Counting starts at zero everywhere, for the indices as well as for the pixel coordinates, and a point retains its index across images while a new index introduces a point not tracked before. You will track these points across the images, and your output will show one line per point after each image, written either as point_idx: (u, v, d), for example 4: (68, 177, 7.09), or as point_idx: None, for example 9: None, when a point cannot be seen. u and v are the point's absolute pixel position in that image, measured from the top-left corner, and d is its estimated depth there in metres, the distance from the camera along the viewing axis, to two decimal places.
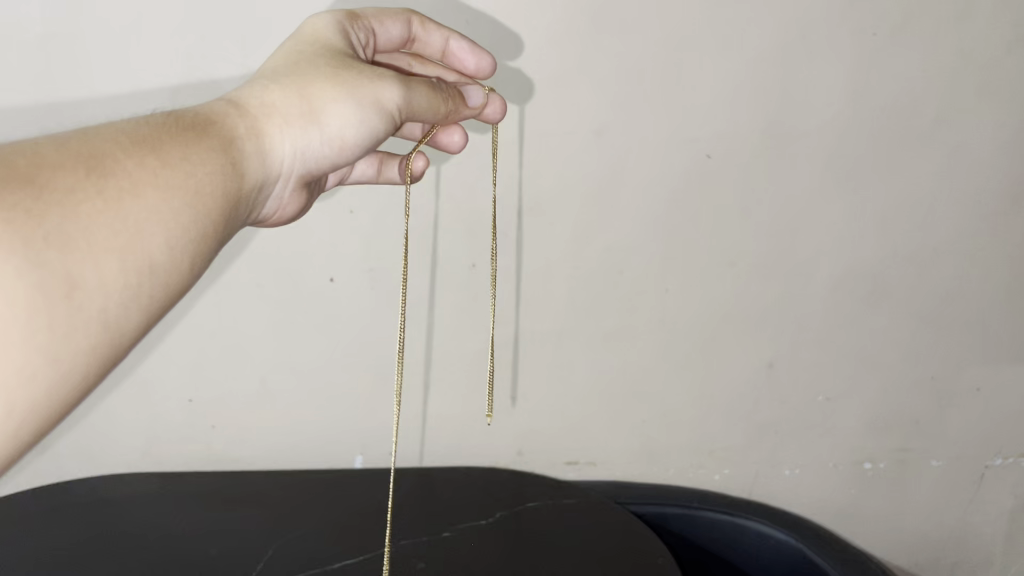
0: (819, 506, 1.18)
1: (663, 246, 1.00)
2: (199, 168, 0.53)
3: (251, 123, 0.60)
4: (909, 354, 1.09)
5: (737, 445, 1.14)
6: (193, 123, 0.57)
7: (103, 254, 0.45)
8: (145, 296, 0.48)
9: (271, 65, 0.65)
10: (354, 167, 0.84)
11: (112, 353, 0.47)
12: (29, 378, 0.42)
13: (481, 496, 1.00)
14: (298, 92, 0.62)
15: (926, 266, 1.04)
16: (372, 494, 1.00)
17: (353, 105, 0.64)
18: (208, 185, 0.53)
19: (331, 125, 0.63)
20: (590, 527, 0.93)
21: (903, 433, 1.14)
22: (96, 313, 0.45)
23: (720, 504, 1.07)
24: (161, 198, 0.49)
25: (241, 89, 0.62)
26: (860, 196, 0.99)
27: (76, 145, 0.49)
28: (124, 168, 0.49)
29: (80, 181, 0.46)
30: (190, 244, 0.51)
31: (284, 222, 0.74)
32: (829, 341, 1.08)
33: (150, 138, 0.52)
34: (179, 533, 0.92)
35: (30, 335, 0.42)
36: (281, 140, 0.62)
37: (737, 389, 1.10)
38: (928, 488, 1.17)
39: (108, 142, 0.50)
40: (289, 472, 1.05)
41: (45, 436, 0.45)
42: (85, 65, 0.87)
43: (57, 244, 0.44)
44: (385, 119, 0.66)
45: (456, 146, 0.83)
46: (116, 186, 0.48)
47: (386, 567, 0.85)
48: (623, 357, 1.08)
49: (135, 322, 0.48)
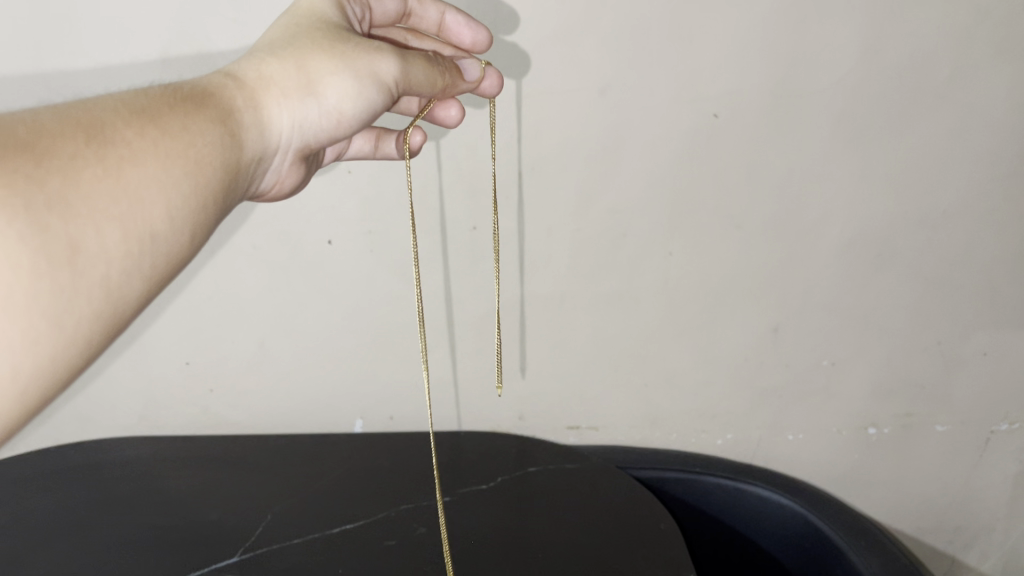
0: (821, 470, 1.18)
1: (668, 208, 0.98)
2: (197, 139, 0.53)
3: (247, 95, 0.60)
4: (917, 318, 1.07)
5: (739, 409, 1.14)
6: (191, 95, 0.56)
7: (104, 220, 0.45)
8: (145, 265, 0.47)
9: (269, 38, 0.64)
10: (351, 143, 0.82)
11: (114, 319, 0.46)
12: (32, 343, 0.41)
13: (482, 459, 0.99)
14: (296, 65, 0.62)
15: (936, 229, 1.01)
16: (372, 457, 0.99)
17: (350, 77, 0.62)
18: (206, 156, 0.53)
19: (328, 98, 0.62)
20: (591, 492, 0.92)
21: (907, 397, 1.12)
22: (99, 279, 0.44)
23: (722, 469, 1.03)
24: (161, 167, 0.49)
25: (239, 62, 0.62)
26: (870, 157, 0.96)
27: (75, 114, 0.48)
28: (124, 136, 0.48)
29: (81, 148, 0.45)
30: (189, 213, 0.50)
31: (283, 198, 0.73)
32: (834, 304, 1.06)
33: (148, 109, 0.52)
34: (178, 496, 0.91)
35: (34, 298, 0.41)
36: (279, 112, 0.61)
37: (741, 353, 1.09)
38: (932, 453, 1.16)
39: (107, 112, 0.49)
40: (288, 436, 1.04)
41: (48, 403, 0.44)
42: (76, 37, 0.84)
43: (60, 209, 0.43)
44: (384, 93, 0.64)
45: (453, 121, 0.80)
46: (116, 154, 0.47)
47: (386, 531, 0.85)
48: (625, 321, 1.06)
49: (136, 290, 0.47)
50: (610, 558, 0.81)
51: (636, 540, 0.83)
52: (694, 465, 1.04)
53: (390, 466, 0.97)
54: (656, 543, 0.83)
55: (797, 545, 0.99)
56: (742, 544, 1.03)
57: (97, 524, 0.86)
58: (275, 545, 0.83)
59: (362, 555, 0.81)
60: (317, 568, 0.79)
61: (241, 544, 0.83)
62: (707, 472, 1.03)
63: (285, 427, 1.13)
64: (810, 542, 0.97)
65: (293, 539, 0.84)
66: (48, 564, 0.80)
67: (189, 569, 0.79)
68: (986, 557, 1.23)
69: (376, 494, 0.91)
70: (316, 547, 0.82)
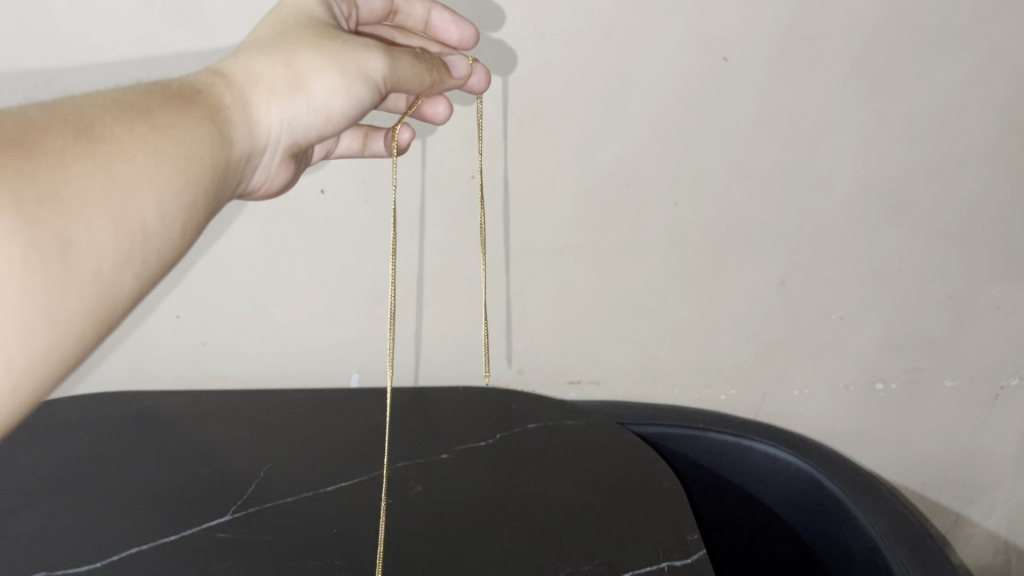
0: (828, 426, 1.15)
1: (674, 156, 0.94)
2: (189, 136, 0.51)
3: (236, 93, 0.58)
4: (928, 271, 1.04)
5: (744, 364, 1.11)
6: (180, 93, 0.54)
7: (96, 217, 0.43)
8: (137, 263, 0.45)
9: (255, 38, 0.63)
10: (339, 141, 0.81)
11: (106, 317, 0.44)
12: (24, 339, 0.39)
13: (480, 415, 0.97)
14: (283, 62, 0.60)
15: (951, 179, 0.97)
16: (368, 414, 0.97)
17: (338, 73, 0.61)
18: (198, 153, 0.51)
19: (317, 95, 0.61)
20: (592, 450, 0.90)
21: (916, 352, 1.10)
22: (91, 277, 0.42)
23: (727, 425, 1.02)
24: (153, 163, 0.47)
25: (225, 60, 0.60)
26: (885, 103, 0.92)
27: (63, 111, 0.46)
28: (114, 132, 0.46)
29: (70, 144, 0.43)
30: (182, 211, 0.48)
31: (272, 196, 0.72)
32: (844, 257, 1.03)
33: (138, 106, 0.50)
34: (170, 453, 0.88)
35: (26, 295, 0.39)
36: (267, 110, 0.60)
37: (746, 308, 1.06)
38: (940, 409, 1.13)
39: (95, 108, 0.47)
40: (281, 392, 1.01)
41: (39, 402, 0.42)
42: (62, 36, 0.85)
43: (51, 205, 0.41)
44: (372, 90, 0.64)
45: (441, 117, 0.81)
46: (107, 149, 0.45)
47: (382, 488, 0.83)
48: (628, 274, 1.03)
49: (129, 288, 0.45)
50: (612, 517, 0.79)
51: (638, 498, 0.81)
52: (698, 421, 1.02)
53: (387, 423, 0.95)
54: (659, 501, 0.81)
55: (802, 503, 0.96)
56: (746, 502, 1.01)
57: (86, 480, 0.84)
58: (269, 502, 0.81)
59: (358, 512, 0.79)
60: (311, 526, 0.77)
61: (234, 501, 0.81)
62: (711, 429, 1.01)
63: (279, 381, 1.10)
64: (816, 500, 0.95)
65: (287, 497, 0.81)
66: (35, 520, 0.78)
67: (180, 526, 0.77)
68: (992, 514, 1.22)
69: (373, 451, 0.89)
70: (310, 505, 0.80)
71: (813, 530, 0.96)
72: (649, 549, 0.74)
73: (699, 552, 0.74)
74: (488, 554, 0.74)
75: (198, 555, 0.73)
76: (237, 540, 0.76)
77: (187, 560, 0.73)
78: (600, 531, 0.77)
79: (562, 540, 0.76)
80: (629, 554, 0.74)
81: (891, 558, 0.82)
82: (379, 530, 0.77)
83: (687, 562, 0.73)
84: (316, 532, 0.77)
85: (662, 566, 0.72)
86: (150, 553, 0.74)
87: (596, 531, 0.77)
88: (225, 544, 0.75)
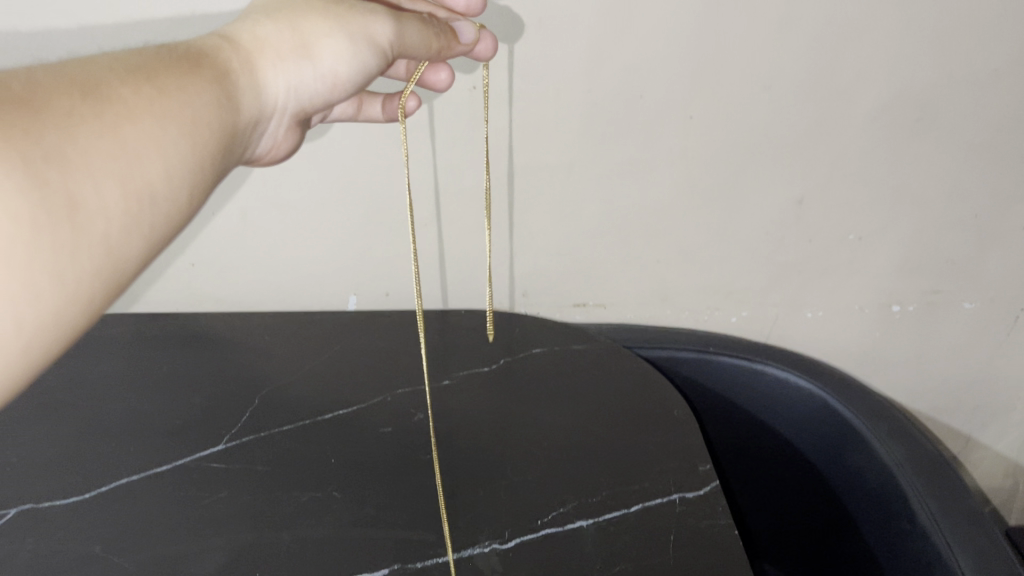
0: (840, 348, 1.12)
1: (688, 65, 0.87)
2: (196, 100, 0.48)
3: (243, 57, 0.56)
4: (955, 190, 0.98)
5: (756, 286, 1.07)
6: (186, 56, 0.52)
7: (104, 178, 0.40)
8: (143, 228, 0.43)
9: (260, 7, 0.61)
10: (334, 108, 0.76)
11: (114, 284, 0.41)
12: (32, 300, 0.36)
13: (483, 340, 0.93)
14: (290, 26, 0.59)
15: (987, 92, 0.90)
16: (367, 338, 0.93)
17: (345, 39, 0.59)
18: (205, 118, 0.48)
19: (324, 60, 0.59)
20: (600, 376, 0.87)
21: (936, 274, 1.05)
22: (99, 239, 0.39)
23: (738, 348, 0.97)
24: (160, 127, 0.44)
25: (231, 25, 0.59)
26: (920, 8, 0.84)
27: (68, 72, 0.43)
28: (121, 94, 0.43)
29: (77, 103, 0.40)
30: (188, 177, 0.46)
31: (278, 162, 0.70)
32: (865, 175, 0.97)
33: (143, 68, 0.47)
34: (161, 379, 0.85)
35: (35, 255, 0.36)
36: (274, 75, 0.58)
37: (761, 228, 1.01)
38: (958, 331, 1.10)
39: (100, 69, 0.44)
40: (276, 315, 0.98)
41: (45, 368, 0.39)
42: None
43: (59, 163, 0.38)
44: (378, 56, 0.61)
45: (444, 84, 0.77)
46: (114, 111, 0.42)
47: (381, 416, 0.80)
48: (638, 192, 0.98)
49: (136, 253, 0.42)
50: (621, 446, 0.76)
51: (648, 427, 0.79)
52: (709, 345, 0.98)
53: (386, 347, 0.91)
54: (670, 430, 0.78)
55: (814, 428, 0.94)
56: (757, 425, 0.99)
57: (73, 407, 0.81)
58: (264, 431, 0.78)
59: (357, 442, 0.76)
60: (308, 456, 0.74)
61: (227, 429, 0.78)
62: (722, 352, 0.97)
63: (275, 302, 1.06)
64: (829, 426, 0.92)
65: (283, 425, 0.78)
66: (21, 449, 0.75)
67: (172, 455, 0.74)
68: (1004, 434, 1.20)
69: (371, 377, 0.86)
70: (307, 433, 0.77)
71: (824, 455, 0.93)
72: (660, 479, 0.72)
73: (711, 484, 0.72)
74: (493, 486, 0.71)
75: (190, 486, 0.71)
76: (232, 470, 0.73)
77: (179, 491, 0.70)
78: (608, 461, 0.74)
79: (570, 471, 0.73)
80: (639, 486, 0.71)
81: (907, 486, 0.80)
82: (379, 460, 0.74)
83: (698, 494, 0.70)
84: (313, 462, 0.74)
85: (673, 498, 0.70)
86: (140, 483, 0.71)
87: (605, 460, 0.74)
88: (219, 474, 0.72)
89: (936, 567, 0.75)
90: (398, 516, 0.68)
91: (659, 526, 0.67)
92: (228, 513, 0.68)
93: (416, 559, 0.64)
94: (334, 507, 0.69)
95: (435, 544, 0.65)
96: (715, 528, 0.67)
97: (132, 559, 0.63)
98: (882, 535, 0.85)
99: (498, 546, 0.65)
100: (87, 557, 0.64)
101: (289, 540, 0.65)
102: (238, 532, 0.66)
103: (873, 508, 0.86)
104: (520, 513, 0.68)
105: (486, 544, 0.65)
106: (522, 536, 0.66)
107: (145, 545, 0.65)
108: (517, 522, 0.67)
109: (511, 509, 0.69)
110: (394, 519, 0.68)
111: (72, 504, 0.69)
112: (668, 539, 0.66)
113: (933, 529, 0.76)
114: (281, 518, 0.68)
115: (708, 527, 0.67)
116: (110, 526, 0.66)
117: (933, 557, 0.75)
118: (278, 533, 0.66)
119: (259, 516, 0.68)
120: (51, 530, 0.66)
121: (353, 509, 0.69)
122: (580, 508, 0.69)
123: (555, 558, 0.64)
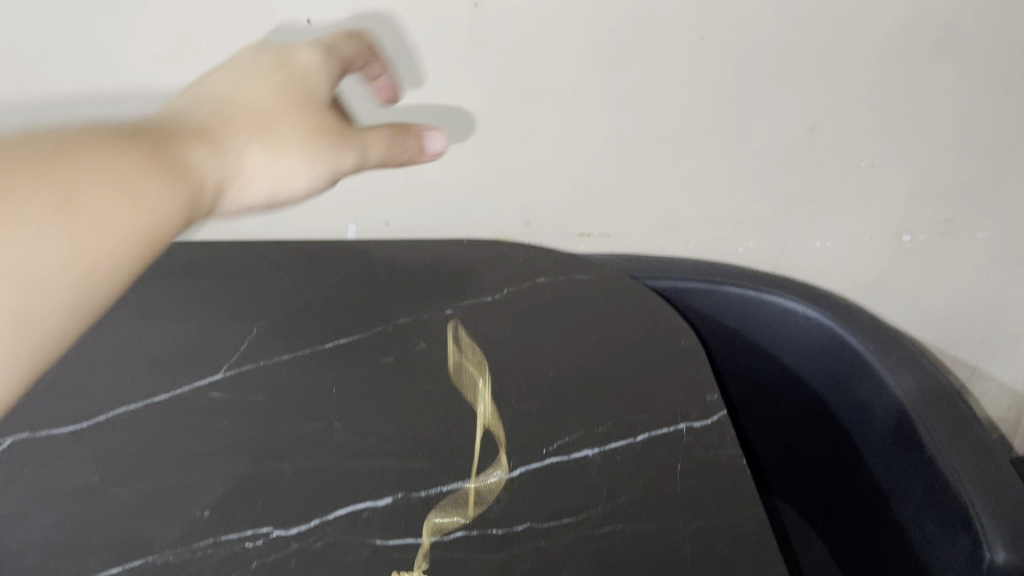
0: (849, 279, 1.10)
1: None
2: (163, 191, 0.48)
3: (216, 146, 0.56)
4: (974, 115, 0.95)
5: (766, 215, 1.04)
6: (159, 142, 0.52)
7: (29, 287, 0.39)
8: (75, 307, 0.42)
9: (241, 98, 0.61)
10: None
11: (34, 373, 0.41)
12: None
13: (486, 269, 0.91)
14: (271, 146, 0.59)
15: (1013, 11, 0.86)
16: (367, 267, 0.91)
17: (312, 169, 0.60)
18: (169, 202, 0.48)
19: (295, 184, 0.60)
20: (606, 306, 0.85)
21: (949, 203, 1.03)
22: (11, 329, 0.39)
23: (748, 279, 0.95)
24: (113, 209, 0.44)
25: (207, 109, 0.59)
26: None
27: (28, 151, 0.43)
28: (78, 180, 0.43)
29: (39, 215, 0.40)
30: (140, 254, 0.45)
31: None
32: (881, 100, 0.94)
33: (112, 156, 0.46)
34: (156, 308, 0.83)
35: None
36: (251, 166, 0.57)
37: (772, 155, 0.98)
38: (970, 261, 1.08)
39: (67, 153, 0.44)
40: (272, 244, 0.95)
41: None
42: None
43: None
44: (338, 178, 0.63)
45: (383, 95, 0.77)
46: (74, 205, 0.42)
47: (382, 346, 0.78)
48: (646, 118, 0.95)
49: (63, 344, 0.42)
50: (628, 376, 0.74)
51: (654, 357, 0.77)
52: (716, 276, 0.95)
53: (386, 277, 0.89)
54: (677, 360, 0.77)
55: (822, 359, 0.92)
56: (765, 356, 0.97)
57: None
58: (263, 360, 0.76)
59: (358, 371, 0.75)
60: (309, 386, 0.73)
61: (226, 358, 0.76)
62: (730, 284, 0.95)
63: (272, 231, 1.04)
64: (837, 356, 0.90)
65: (282, 355, 0.77)
66: None
67: (170, 384, 0.73)
68: (1011, 365, 1.19)
69: (372, 307, 0.84)
70: (307, 363, 0.76)
71: (831, 386, 0.92)
72: (667, 409, 0.71)
73: (719, 414, 0.70)
74: (497, 416, 0.70)
75: (190, 416, 0.70)
76: (231, 399, 0.71)
77: (178, 421, 0.69)
78: (614, 391, 0.73)
79: (577, 401, 0.72)
80: (646, 415, 0.70)
81: (916, 417, 0.78)
82: (381, 391, 0.73)
83: (706, 423, 0.69)
84: (314, 392, 0.72)
85: (681, 428, 0.69)
86: (138, 413, 0.70)
87: (611, 390, 0.73)
88: (218, 404, 0.71)
89: (943, 497, 0.74)
90: (401, 445, 0.67)
91: (666, 455, 0.66)
92: (228, 443, 0.67)
93: (420, 488, 0.63)
94: (336, 437, 0.68)
95: (439, 474, 0.64)
96: (723, 458, 0.66)
97: (133, 489, 0.63)
98: (886, 465, 0.83)
99: (503, 475, 0.64)
100: (87, 486, 0.63)
101: (291, 470, 0.64)
102: (240, 463, 0.65)
103: (879, 438, 0.84)
104: (525, 443, 0.67)
105: (491, 473, 0.64)
106: (527, 465, 0.65)
107: (145, 475, 0.64)
108: (522, 451, 0.66)
109: (516, 439, 0.68)
110: (396, 449, 0.67)
111: (69, 433, 0.68)
112: (675, 469, 0.65)
113: (942, 460, 0.74)
114: (282, 448, 0.67)
115: (716, 456, 0.66)
116: (109, 456, 0.65)
117: (940, 487, 0.74)
118: (279, 463, 0.65)
119: (260, 446, 0.67)
120: (49, 459, 0.65)
121: (355, 439, 0.68)
122: (586, 438, 0.68)
123: (561, 487, 0.63)
